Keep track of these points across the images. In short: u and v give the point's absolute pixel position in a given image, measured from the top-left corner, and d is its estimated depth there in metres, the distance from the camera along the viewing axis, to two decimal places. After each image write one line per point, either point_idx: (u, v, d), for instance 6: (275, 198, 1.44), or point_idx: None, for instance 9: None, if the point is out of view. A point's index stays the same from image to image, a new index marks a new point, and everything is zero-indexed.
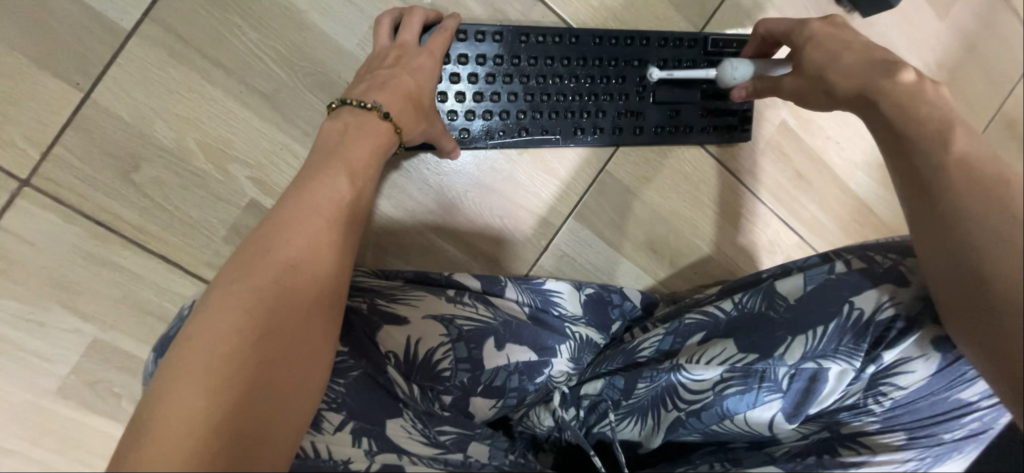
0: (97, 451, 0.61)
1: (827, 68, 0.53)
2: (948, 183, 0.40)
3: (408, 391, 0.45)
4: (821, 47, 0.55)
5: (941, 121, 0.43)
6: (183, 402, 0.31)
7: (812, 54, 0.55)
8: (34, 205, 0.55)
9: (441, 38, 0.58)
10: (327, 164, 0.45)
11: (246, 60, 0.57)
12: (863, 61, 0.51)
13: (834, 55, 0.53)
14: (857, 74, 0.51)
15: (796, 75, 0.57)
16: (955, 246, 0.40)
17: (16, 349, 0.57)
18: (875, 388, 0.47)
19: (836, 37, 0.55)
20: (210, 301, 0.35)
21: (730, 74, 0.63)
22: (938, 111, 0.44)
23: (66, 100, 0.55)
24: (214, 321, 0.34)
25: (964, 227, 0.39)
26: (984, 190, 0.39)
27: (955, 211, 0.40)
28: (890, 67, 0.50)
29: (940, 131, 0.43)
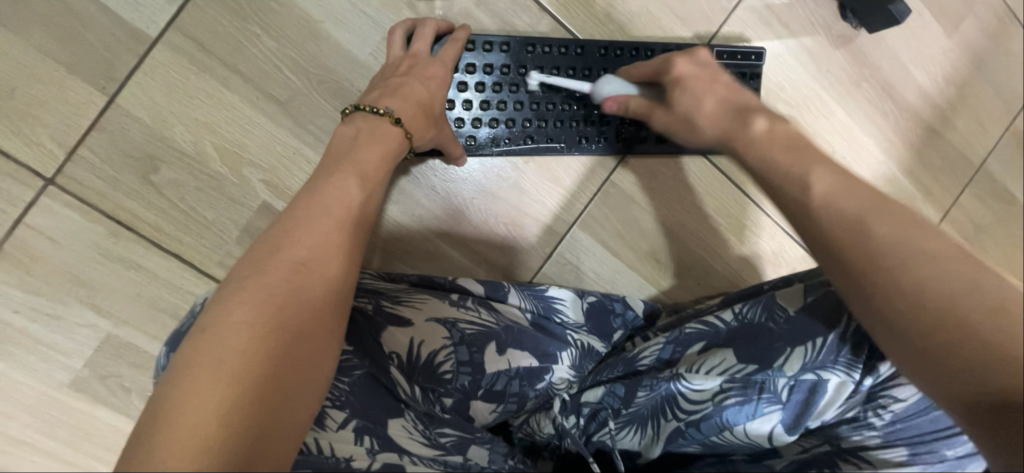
0: (106, 444, 0.62)
1: (693, 110, 0.57)
2: (818, 218, 0.42)
3: (410, 392, 0.46)
4: (685, 88, 0.57)
5: (802, 169, 0.46)
6: (191, 393, 0.32)
7: (681, 96, 0.57)
8: (57, 203, 0.57)
9: (453, 48, 0.60)
10: (336, 168, 0.47)
11: (263, 68, 0.60)
12: (726, 107, 0.56)
13: (699, 100, 0.57)
14: (725, 119, 0.55)
15: (666, 112, 0.59)
16: (855, 282, 0.40)
17: (34, 341, 0.59)
18: (874, 400, 0.48)
19: (698, 79, 0.58)
20: (222, 297, 0.36)
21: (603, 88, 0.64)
22: (793, 161, 0.47)
23: (92, 104, 0.57)
24: (225, 318, 0.35)
25: (858, 268, 0.39)
26: (856, 229, 0.40)
27: (847, 250, 0.40)
28: (744, 113, 0.54)
29: (802, 178, 0.45)
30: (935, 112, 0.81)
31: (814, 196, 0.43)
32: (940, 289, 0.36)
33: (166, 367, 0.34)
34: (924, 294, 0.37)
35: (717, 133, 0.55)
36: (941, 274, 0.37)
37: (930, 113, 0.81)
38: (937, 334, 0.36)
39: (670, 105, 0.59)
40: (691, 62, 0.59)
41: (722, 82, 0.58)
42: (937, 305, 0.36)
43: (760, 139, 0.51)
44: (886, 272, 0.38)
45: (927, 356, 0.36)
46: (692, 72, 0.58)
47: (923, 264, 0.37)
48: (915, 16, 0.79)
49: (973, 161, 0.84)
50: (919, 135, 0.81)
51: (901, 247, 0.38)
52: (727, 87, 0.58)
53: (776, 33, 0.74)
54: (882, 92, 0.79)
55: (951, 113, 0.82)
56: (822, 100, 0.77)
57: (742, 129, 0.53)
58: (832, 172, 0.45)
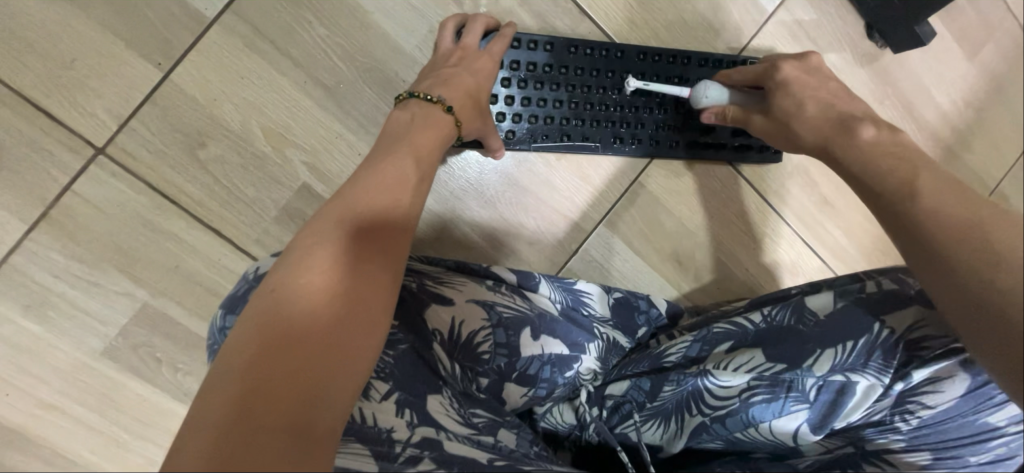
0: (132, 413, 0.63)
1: (794, 115, 0.60)
2: (933, 210, 0.43)
3: (449, 369, 0.48)
4: (789, 92, 0.61)
5: (902, 174, 0.48)
6: (257, 348, 0.35)
7: (782, 100, 0.61)
8: (106, 173, 0.59)
9: (501, 43, 0.62)
10: (393, 149, 0.49)
11: (313, 53, 0.62)
12: (829, 118, 0.58)
13: (802, 104, 0.60)
14: (824, 128, 0.57)
15: (765, 117, 0.63)
16: (939, 265, 0.41)
17: (72, 306, 0.60)
18: (902, 405, 0.48)
19: (802, 83, 0.61)
20: (289, 264, 0.39)
21: (703, 94, 0.66)
22: (895, 165, 0.49)
23: (146, 78, 0.59)
24: (292, 283, 0.38)
25: (949, 254, 0.40)
26: (975, 222, 0.41)
27: (927, 234, 0.42)
28: (852, 123, 0.56)
29: (905, 185, 0.46)
30: (954, 134, 0.83)
31: (915, 199, 0.45)
32: (997, 264, 0.38)
33: (238, 323, 0.37)
34: (1001, 266, 0.38)
35: (819, 139, 0.58)
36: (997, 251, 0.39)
37: (949, 134, 0.83)
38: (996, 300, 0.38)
39: (769, 112, 0.63)
40: (797, 67, 0.63)
41: (836, 86, 0.62)
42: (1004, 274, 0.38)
43: (873, 148, 0.52)
44: (963, 254, 0.40)
45: (987, 331, 0.38)
46: (799, 77, 0.62)
47: (985, 244, 0.39)
48: (937, 40, 0.81)
49: (988, 184, 0.86)
50: (937, 155, 0.83)
51: (969, 232, 0.40)
52: (830, 94, 0.61)
53: (805, 49, 0.76)
54: (904, 112, 0.81)
55: (969, 135, 0.84)
56: None
57: (843, 136, 0.55)
58: (937, 174, 0.46)
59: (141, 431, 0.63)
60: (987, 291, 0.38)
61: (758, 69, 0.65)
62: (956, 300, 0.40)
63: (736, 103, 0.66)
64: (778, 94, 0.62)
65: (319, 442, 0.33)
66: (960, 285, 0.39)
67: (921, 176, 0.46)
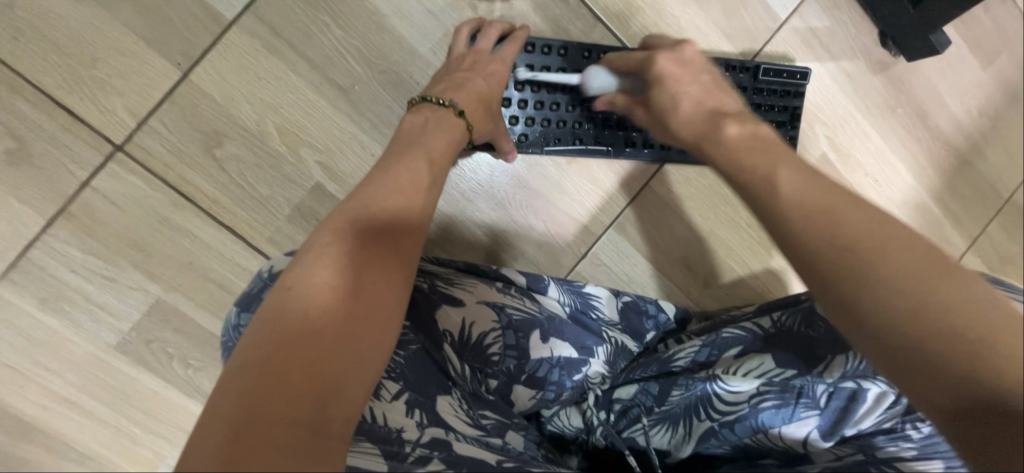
0: (144, 407, 0.64)
1: (667, 112, 0.58)
2: (785, 216, 0.40)
3: (459, 370, 0.48)
4: (664, 88, 0.58)
5: (771, 169, 0.44)
6: (270, 342, 0.35)
7: (659, 96, 0.58)
8: (124, 170, 0.60)
9: (513, 47, 0.63)
10: (408, 150, 0.49)
11: (328, 54, 0.63)
12: (704, 110, 0.55)
13: (676, 100, 0.57)
14: (701, 120, 0.54)
15: (646, 110, 0.63)
16: (806, 268, 0.38)
17: (88, 300, 0.61)
18: (911, 413, 0.48)
19: (676, 78, 0.58)
20: (304, 263, 0.40)
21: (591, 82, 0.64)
22: (767, 161, 0.45)
23: (166, 77, 0.60)
24: (307, 282, 0.38)
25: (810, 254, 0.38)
26: (832, 225, 0.38)
27: (795, 240, 0.39)
28: (720, 118, 0.53)
29: (767, 177, 0.44)
30: (967, 143, 0.83)
31: (778, 195, 0.42)
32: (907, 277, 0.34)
33: (251, 320, 0.37)
34: (877, 282, 0.35)
35: (694, 135, 0.54)
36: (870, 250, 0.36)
37: (962, 143, 0.82)
38: (874, 313, 0.35)
39: (648, 105, 0.61)
40: (673, 61, 0.59)
41: (703, 83, 0.58)
42: (907, 285, 0.34)
43: (748, 141, 0.49)
44: (833, 266, 0.37)
45: (891, 351, 0.34)
46: (672, 71, 0.58)
47: (854, 252, 0.36)
48: (952, 48, 0.81)
49: (1002, 193, 0.85)
50: (950, 164, 0.82)
51: (846, 242, 0.37)
52: (708, 89, 0.57)
53: (817, 55, 0.76)
54: (918, 120, 0.81)
55: (983, 144, 0.83)
56: (858, 123, 0.78)
57: (718, 129, 0.52)
58: (797, 171, 0.43)
59: (152, 424, 0.64)
60: (875, 300, 0.35)
61: (642, 55, 0.61)
62: (835, 304, 0.37)
63: (622, 89, 0.65)
64: (653, 90, 0.59)
65: (330, 440, 0.33)
66: (849, 296, 0.36)
67: (780, 169, 0.44)
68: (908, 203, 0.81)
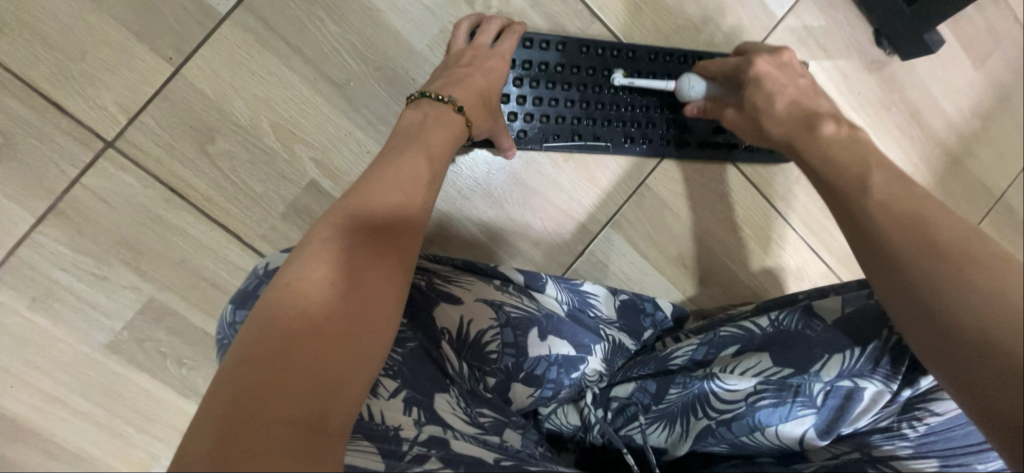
0: (136, 408, 0.63)
1: (764, 108, 0.62)
2: (873, 221, 0.46)
3: (457, 368, 0.48)
4: (761, 86, 0.62)
5: (865, 174, 0.50)
6: (267, 340, 0.35)
7: (754, 93, 0.62)
8: (115, 166, 0.59)
9: (511, 41, 0.62)
10: (406, 147, 0.49)
11: (323, 50, 0.62)
12: (795, 109, 0.60)
13: (772, 100, 0.61)
14: (794, 119, 0.60)
15: (738, 111, 0.65)
16: (888, 268, 0.44)
17: (78, 299, 0.60)
18: (909, 411, 0.49)
19: (774, 79, 0.62)
20: (303, 258, 0.40)
21: (687, 89, 0.67)
22: (858, 165, 0.51)
23: (158, 73, 0.59)
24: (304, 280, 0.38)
25: (893, 257, 0.43)
26: (920, 230, 0.43)
27: (884, 244, 0.45)
28: (815, 119, 0.58)
29: (860, 179, 0.50)
30: (960, 142, 0.84)
31: (871, 198, 0.48)
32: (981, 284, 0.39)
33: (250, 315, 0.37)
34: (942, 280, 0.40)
35: (785, 135, 0.60)
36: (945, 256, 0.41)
37: (954, 142, 0.83)
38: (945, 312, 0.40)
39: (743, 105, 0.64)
40: (770, 63, 0.64)
41: (798, 86, 0.63)
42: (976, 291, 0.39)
43: (840, 141, 0.55)
44: (913, 268, 0.42)
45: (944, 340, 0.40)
46: (769, 71, 0.63)
47: (934, 256, 0.41)
48: (945, 48, 0.81)
49: (993, 192, 0.86)
50: (943, 163, 0.83)
51: (939, 253, 0.41)
52: (792, 92, 0.62)
53: (813, 54, 0.77)
54: (911, 119, 0.81)
55: (974, 143, 0.84)
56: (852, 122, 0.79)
57: (808, 130, 0.58)
58: (889, 175, 0.49)
59: (144, 425, 0.63)
60: (938, 297, 0.40)
61: (737, 61, 0.66)
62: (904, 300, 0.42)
63: (715, 95, 0.67)
64: (749, 90, 0.63)
65: (328, 439, 0.33)
66: (912, 291, 0.42)
67: (878, 171, 0.50)
68: None
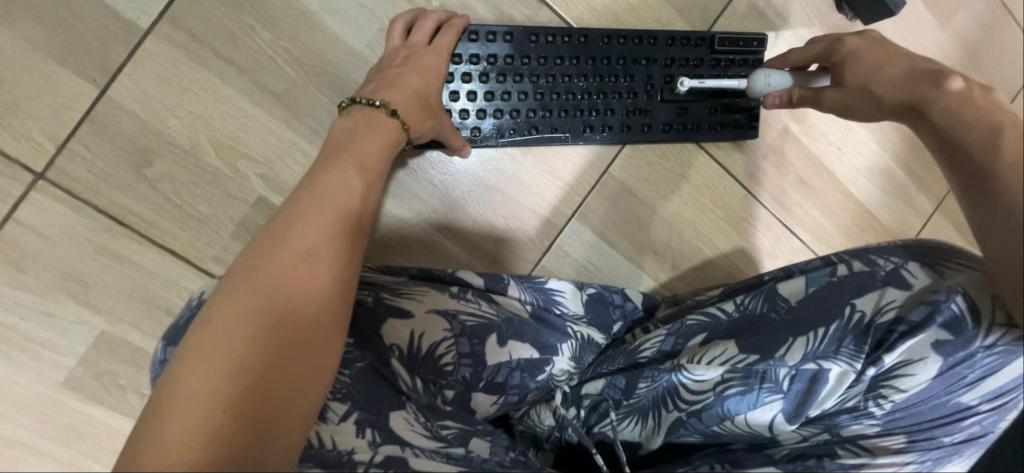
0: (100, 442, 0.61)
1: (871, 80, 0.55)
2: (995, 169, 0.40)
3: (411, 384, 0.46)
4: (860, 61, 0.57)
5: (993, 130, 0.42)
6: (195, 382, 0.33)
7: (856, 67, 0.57)
8: (48, 198, 0.56)
9: (449, 36, 0.60)
10: (337, 158, 0.47)
11: (258, 59, 0.59)
12: (911, 73, 0.52)
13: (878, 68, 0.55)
14: (903, 85, 0.52)
15: (837, 90, 0.58)
16: (993, 212, 0.40)
17: (26, 338, 0.58)
18: (875, 389, 0.46)
19: (872, 53, 0.57)
20: (229, 290, 0.37)
21: (762, 82, 0.65)
22: (989, 120, 0.43)
23: (83, 96, 0.56)
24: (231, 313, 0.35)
25: (987, 171, 0.41)
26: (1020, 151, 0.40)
27: (992, 183, 0.40)
28: (940, 75, 0.49)
29: (989, 137, 0.42)
30: None
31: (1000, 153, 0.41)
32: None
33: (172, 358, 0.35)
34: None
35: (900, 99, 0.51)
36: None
37: None
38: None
39: (841, 84, 0.58)
40: (860, 41, 0.59)
41: (902, 54, 0.56)
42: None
43: (969, 101, 0.45)
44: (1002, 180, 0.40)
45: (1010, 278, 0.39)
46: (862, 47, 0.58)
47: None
48: (909, 8, 0.79)
49: None
50: None
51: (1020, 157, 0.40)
52: (877, 58, 0.56)
53: (774, 25, 0.74)
54: None
55: None
56: None
57: (929, 88, 0.49)
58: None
59: (111, 460, 0.62)
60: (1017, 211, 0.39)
61: (821, 47, 0.62)
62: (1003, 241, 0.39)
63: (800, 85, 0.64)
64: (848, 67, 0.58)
65: None
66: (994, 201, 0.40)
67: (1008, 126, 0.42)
68: (874, 170, 0.80)
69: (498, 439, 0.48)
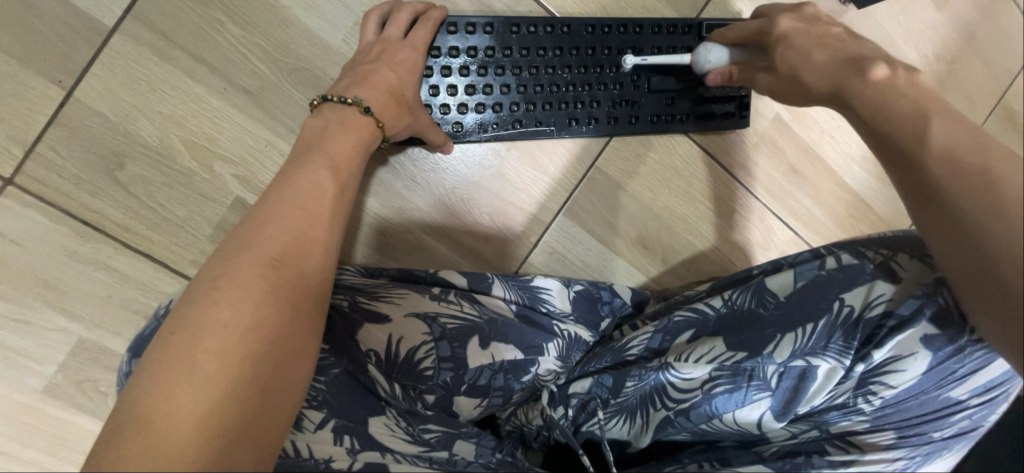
0: (84, 450, 0.61)
1: (801, 65, 0.54)
2: (920, 160, 0.41)
3: (389, 390, 0.45)
4: (791, 43, 0.55)
5: (921, 116, 0.43)
6: (163, 397, 0.31)
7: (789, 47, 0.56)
8: (18, 204, 0.55)
9: (426, 28, 0.58)
10: (307, 159, 0.45)
11: (229, 56, 0.57)
12: (836, 59, 0.52)
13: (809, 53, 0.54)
14: (828, 70, 0.52)
15: (770, 72, 0.58)
16: (934, 205, 0.40)
17: (3, 347, 0.57)
18: (865, 386, 0.46)
19: (805, 36, 0.56)
20: (196, 298, 0.35)
21: (705, 57, 0.62)
22: (915, 106, 0.44)
23: (50, 98, 0.54)
24: (199, 322, 0.33)
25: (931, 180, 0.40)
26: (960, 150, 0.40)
27: (936, 190, 0.40)
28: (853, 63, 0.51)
29: (916, 126, 0.43)
30: None
31: (926, 142, 0.41)
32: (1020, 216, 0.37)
33: (133, 374, 0.32)
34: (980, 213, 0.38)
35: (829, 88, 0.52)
36: (990, 188, 0.38)
37: None
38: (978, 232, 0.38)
39: (774, 67, 0.57)
40: (794, 21, 0.57)
41: (832, 37, 0.55)
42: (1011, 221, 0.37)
43: (890, 89, 0.46)
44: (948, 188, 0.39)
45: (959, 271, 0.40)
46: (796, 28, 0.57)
47: (982, 190, 0.38)
48: None
49: None
50: None
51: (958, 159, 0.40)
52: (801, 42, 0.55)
53: (764, 11, 0.72)
54: None
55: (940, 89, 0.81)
56: None
57: (856, 76, 0.49)
58: (950, 120, 0.42)
59: None
60: (968, 221, 0.38)
61: (757, 23, 0.60)
62: (946, 231, 0.40)
63: (739, 61, 0.61)
64: (780, 49, 0.56)
65: None
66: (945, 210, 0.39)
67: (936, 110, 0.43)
68: (868, 158, 0.78)
69: (485, 439, 0.47)
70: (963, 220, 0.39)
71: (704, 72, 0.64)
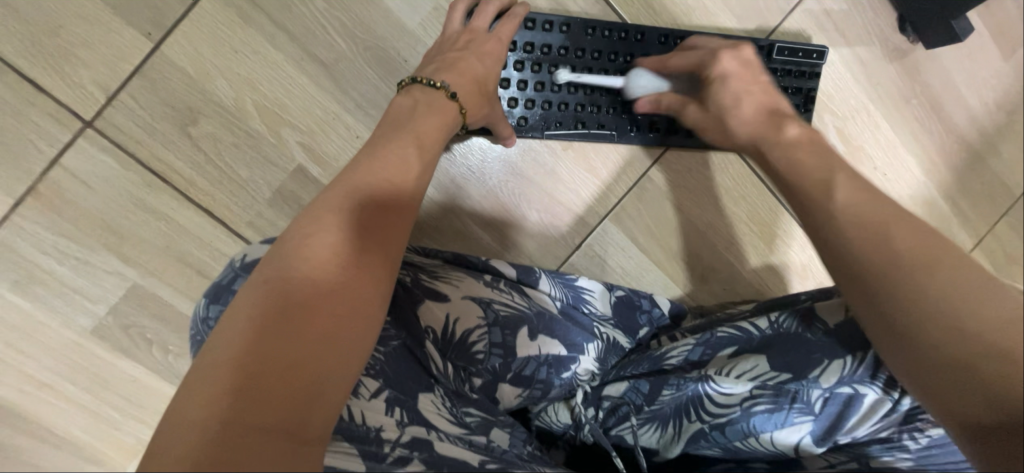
0: (121, 392, 0.62)
1: (727, 113, 0.58)
2: (846, 243, 0.41)
3: (441, 368, 0.46)
4: (735, 83, 0.59)
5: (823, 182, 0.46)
6: (243, 341, 0.32)
7: (754, 90, 0.59)
8: (94, 147, 0.57)
9: (511, 24, 0.59)
10: (394, 135, 0.47)
11: (311, 28, 0.59)
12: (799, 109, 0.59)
13: (739, 100, 0.58)
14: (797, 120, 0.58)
15: (700, 109, 0.61)
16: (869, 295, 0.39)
17: (61, 283, 0.59)
18: (911, 422, 0.47)
19: (739, 79, 0.59)
20: (287, 254, 0.36)
21: (634, 87, 0.64)
22: None
23: (137, 49, 0.56)
24: (288, 276, 0.35)
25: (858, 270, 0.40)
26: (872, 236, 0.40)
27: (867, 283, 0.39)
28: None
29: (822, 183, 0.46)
30: (982, 137, 0.79)
31: (841, 226, 0.42)
32: (970, 308, 0.35)
33: (224, 313, 0.34)
34: (923, 305, 0.36)
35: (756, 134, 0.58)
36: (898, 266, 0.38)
37: (976, 137, 0.79)
38: (915, 316, 0.36)
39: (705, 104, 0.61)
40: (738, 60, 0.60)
41: (763, 85, 0.60)
42: (963, 310, 0.35)
43: None
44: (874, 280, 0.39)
45: (926, 367, 0.36)
46: (735, 69, 0.59)
47: (893, 273, 0.38)
48: (972, 36, 0.76)
49: (1014, 190, 0.81)
50: (962, 158, 0.79)
51: (885, 247, 0.39)
52: (766, 89, 0.59)
53: (831, 40, 0.72)
54: (931, 111, 0.77)
55: (998, 138, 0.79)
56: (868, 111, 0.75)
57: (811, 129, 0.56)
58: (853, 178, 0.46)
59: (131, 410, 0.63)
60: (908, 310, 0.37)
61: (698, 56, 0.62)
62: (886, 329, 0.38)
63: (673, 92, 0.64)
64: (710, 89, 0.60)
65: (310, 448, 0.30)
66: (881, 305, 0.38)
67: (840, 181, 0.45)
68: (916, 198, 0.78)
69: (519, 432, 0.48)
70: (931, 328, 0.36)
71: (634, 100, 0.65)
